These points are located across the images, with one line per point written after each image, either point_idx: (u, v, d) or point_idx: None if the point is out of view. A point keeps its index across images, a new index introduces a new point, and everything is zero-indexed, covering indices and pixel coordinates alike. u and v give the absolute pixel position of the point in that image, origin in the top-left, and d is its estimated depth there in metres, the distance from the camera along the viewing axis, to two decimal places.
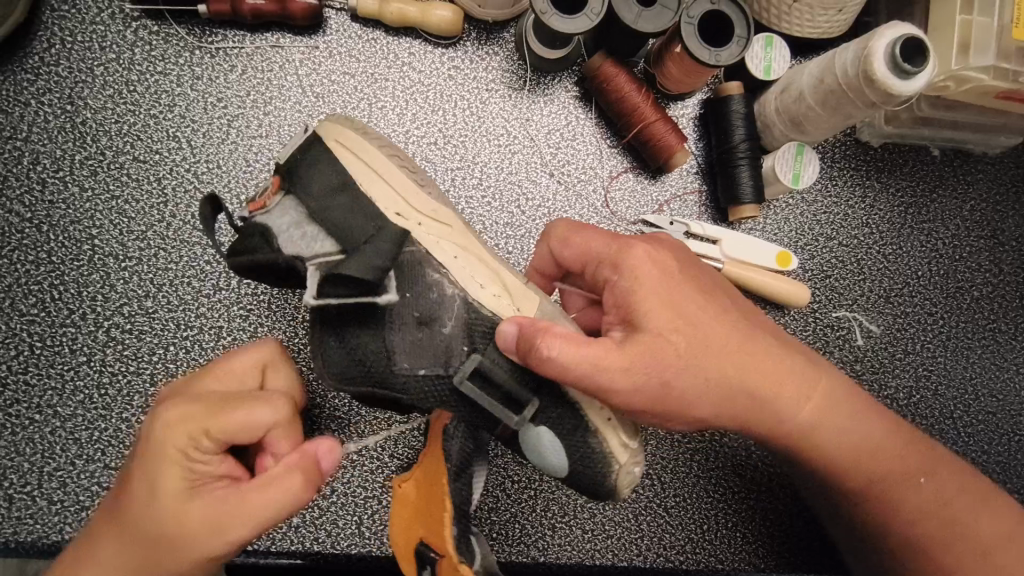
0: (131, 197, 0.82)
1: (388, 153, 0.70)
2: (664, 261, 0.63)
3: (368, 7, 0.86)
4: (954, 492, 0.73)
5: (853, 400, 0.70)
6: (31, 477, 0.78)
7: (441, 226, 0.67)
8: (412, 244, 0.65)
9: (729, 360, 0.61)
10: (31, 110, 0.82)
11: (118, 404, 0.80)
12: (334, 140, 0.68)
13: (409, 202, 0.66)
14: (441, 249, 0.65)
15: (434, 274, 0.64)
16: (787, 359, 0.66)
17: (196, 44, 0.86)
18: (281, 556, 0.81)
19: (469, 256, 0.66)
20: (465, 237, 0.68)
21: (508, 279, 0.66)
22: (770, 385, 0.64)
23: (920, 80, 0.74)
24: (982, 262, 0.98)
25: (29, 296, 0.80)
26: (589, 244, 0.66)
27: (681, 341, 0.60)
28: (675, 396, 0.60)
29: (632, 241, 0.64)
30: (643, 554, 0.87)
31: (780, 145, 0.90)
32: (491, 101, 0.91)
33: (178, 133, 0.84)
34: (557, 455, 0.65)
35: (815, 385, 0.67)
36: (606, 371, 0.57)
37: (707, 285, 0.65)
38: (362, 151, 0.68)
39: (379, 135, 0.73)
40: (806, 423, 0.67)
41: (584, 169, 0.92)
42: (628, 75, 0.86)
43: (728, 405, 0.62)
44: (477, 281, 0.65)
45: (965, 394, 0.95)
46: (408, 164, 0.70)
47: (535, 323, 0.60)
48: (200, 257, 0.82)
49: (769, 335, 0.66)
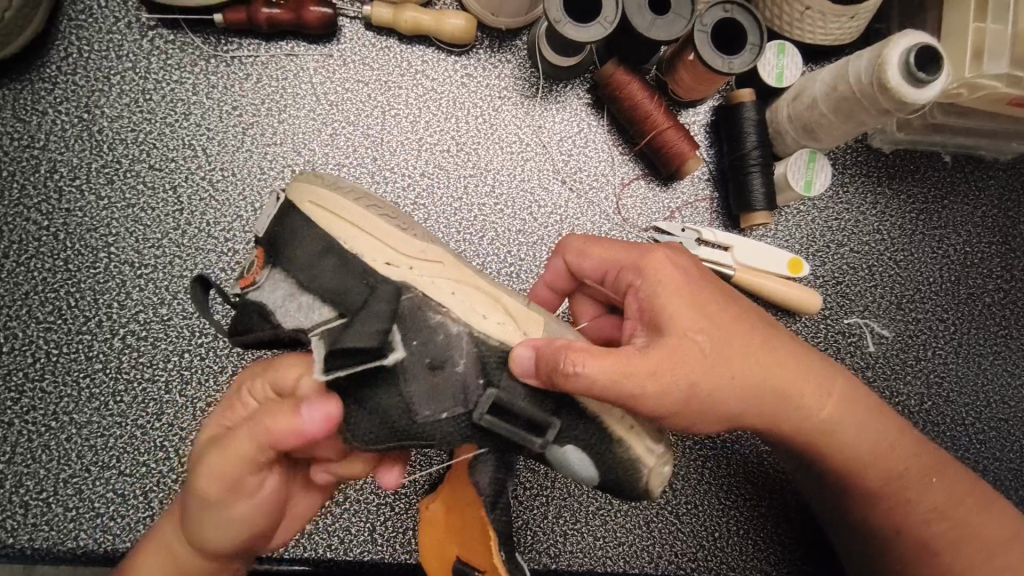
0: (147, 205, 0.83)
1: (365, 204, 0.68)
2: (685, 267, 0.65)
3: (382, 16, 0.86)
4: (963, 496, 0.73)
5: (871, 402, 0.71)
6: (47, 484, 0.78)
7: (433, 265, 0.65)
8: (408, 289, 0.63)
9: (752, 362, 0.62)
10: (48, 119, 0.83)
11: (134, 411, 0.80)
12: (306, 202, 0.66)
13: (395, 248, 0.64)
14: (438, 289, 0.63)
15: (435, 315, 0.62)
16: (807, 360, 0.67)
17: (212, 53, 0.86)
18: (294, 563, 0.81)
19: (469, 290, 0.64)
20: (460, 269, 0.66)
21: (510, 303, 0.65)
22: (792, 385, 0.65)
23: (934, 88, 0.74)
24: (993, 269, 0.98)
25: (45, 304, 0.81)
26: (608, 253, 0.68)
27: (706, 344, 0.60)
28: (703, 398, 0.59)
29: (652, 249, 0.65)
30: (655, 561, 0.87)
31: (792, 152, 0.90)
32: (503, 108, 0.91)
33: (194, 141, 0.85)
34: (583, 464, 0.64)
35: (834, 386, 0.68)
36: (635, 378, 0.56)
37: (727, 289, 0.66)
38: (337, 205, 0.66)
39: (349, 185, 0.70)
40: (827, 424, 0.68)
41: (596, 177, 0.92)
42: (640, 82, 0.87)
43: (753, 405, 0.62)
44: (480, 313, 0.63)
45: (977, 401, 0.95)
46: (387, 210, 0.69)
47: (553, 344, 0.59)
48: (214, 264, 0.83)
49: (788, 336, 0.67)
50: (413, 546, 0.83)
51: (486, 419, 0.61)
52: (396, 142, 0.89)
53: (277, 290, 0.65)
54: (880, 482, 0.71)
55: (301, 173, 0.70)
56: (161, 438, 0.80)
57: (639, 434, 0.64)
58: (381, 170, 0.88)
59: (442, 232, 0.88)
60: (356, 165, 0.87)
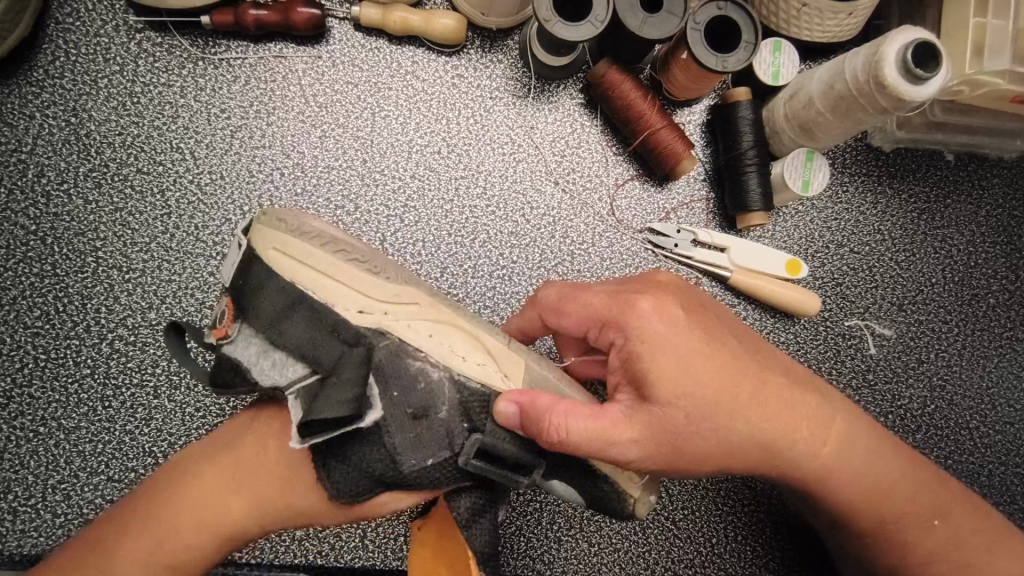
0: (135, 209, 0.83)
1: (332, 247, 0.65)
2: (674, 317, 0.62)
3: (371, 16, 0.85)
4: (966, 535, 0.72)
5: (872, 444, 0.70)
6: (35, 490, 0.78)
7: (408, 308, 0.64)
8: (386, 337, 0.62)
9: (743, 415, 0.61)
10: (36, 123, 0.83)
11: (122, 416, 0.80)
12: (270, 248, 0.64)
13: (369, 295, 0.63)
14: (414, 333, 0.63)
15: (415, 362, 0.62)
16: (801, 408, 0.65)
17: (200, 55, 0.85)
18: (284, 569, 0.80)
19: (448, 330, 0.64)
20: (438, 308, 0.65)
21: (490, 342, 0.65)
22: (784, 436, 0.63)
23: (933, 84, 0.72)
24: (998, 269, 0.96)
25: (33, 309, 0.80)
26: (588, 304, 0.65)
27: (688, 407, 0.59)
28: (683, 457, 0.59)
29: (638, 299, 0.62)
30: (651, 568, 0.86)
31: (789, 151, 0.88)
32: (495, 109, 0.90)
33: (182, 144, 0.84)
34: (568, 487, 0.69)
35: (829, 432, 0.67)
36: (618, 445, 0.58)
37: (720, 334, 0.63)
38: (303, 253, 0.63)
39: (315, 225, 0.67)
40: (822, 465, 0.67)
41: (589, 178, 0.91)
42: (633, 83, 0.85)
43: (739, 458, 0.62)
44: (460, 355, 0.63)
45: (982, 404, 0.93)
46: (356, 250, 0.66)
47: (535, 405, 0.59)
48: (203, 269, 0.82)
49: (786, 382, 0.65)
50: (405, 553, 0.82)
51: (473, 463, 0.61)
52: (386, 144, 0.88)
53: (250, 347, 0.64)
54: (877, 522, 0.71)
55: (259, 211, 0.66)
56: (150, 443, 0.79)
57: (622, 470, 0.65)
58: (370, 172, 0.87)
59: (433, 234, 0.87)
60: (345, 168, 0.86)
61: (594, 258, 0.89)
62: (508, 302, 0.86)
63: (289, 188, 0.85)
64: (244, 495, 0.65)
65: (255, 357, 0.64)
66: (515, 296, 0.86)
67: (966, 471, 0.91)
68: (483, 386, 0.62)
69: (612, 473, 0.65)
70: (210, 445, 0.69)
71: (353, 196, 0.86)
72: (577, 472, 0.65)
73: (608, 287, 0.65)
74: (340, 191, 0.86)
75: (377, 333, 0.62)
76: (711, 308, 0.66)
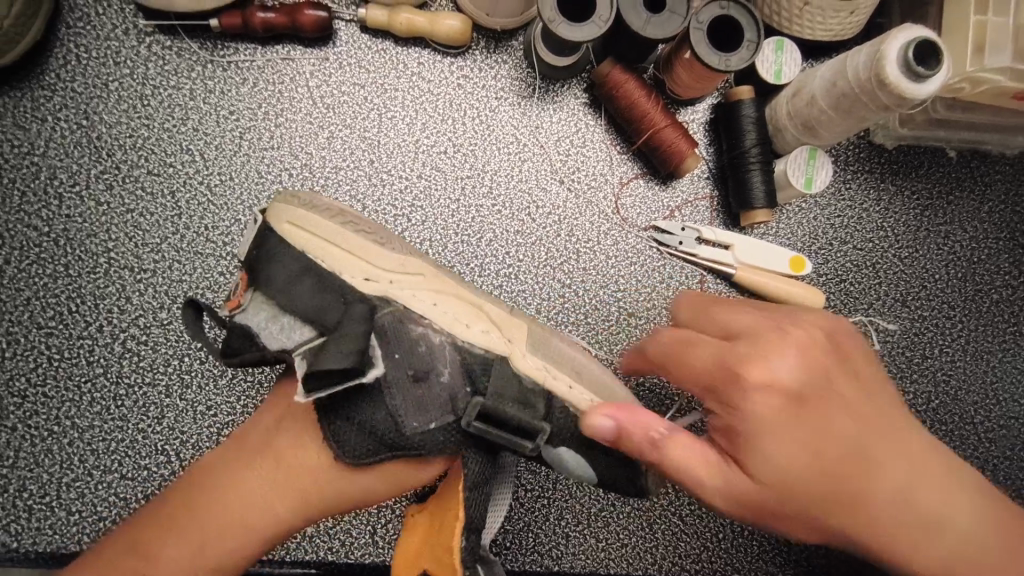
0: (146, 210, 0.84)
1: (344, 222, 0.68)
2: (780, 390, 0.58)
3: (377, 19, 0.86)
4: None
5: (1003, 544, 0.62)
6: (50, 488, 0.79)
7: (413, 278, 0.66)
8: (389, 304, 0.64)
9: (847, 489, 0.57)
10: (48, 126, 0.84)
11: (135, 414, 0.81)
12: (284, 221, 0.67)
13: (375, 265, 0.65)
14: (419, 300, 0.64)
15: (417, 329, 0.63)
16: (916, 491, 0.60)
17: (208, 58, 0.86)
18: (295, 565, 0.81)
19: (451, 300, 0.65)
20: (442, 281, 0.67)
21: (494, 312, 0.66)
22: (892, 517, 0.59)
23: (933, 83, 0.73)
24: (1001, 264, 0.96)
25: (47, 309, 0.82)
26: (700, 356, 0.63)
27: (784, 476, 0.56)
28: (767, 519, 0.57)
29: (745, 367, 0.59)
30: (658, 563, 0.87)
31: (793, 148, 0.89)
32: (500, 109, 0.91)
33: (192, 146, 0.85)
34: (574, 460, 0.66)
35: (948, 523, 0.60)
36: (706, 492, 0.58)
37: (834, 406, 0.59)
38: (316, 224, 0.67)
39: (327, 203, 0.71)
40: (938, 559, 0.61)
41: (595, 177, 0.92)
42: (637, 81, 0.86)
43: (836, 532, 0.59)
44: (464, 323, 0.64)
45: (986, 399, 0.94)
46: (366, 228, 0.69)
47: (637, 424, 0.60)
48: (213, 269, 0.83)
49: (903, 460, 0.60)
50: None
51: (476, 425, 0.61)
52: (393, 145, 0.89)
53: (260, 313, 0.65)
54: None
55: (281, 193, 0.71)
56: (162, 441, 0.80)
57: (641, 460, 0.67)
58: (378, 173, 0.88)
59: (440, 233, 0.88)
60: (353, 168, 0.87)
61: (599, 256, 0.90)
62: (514, 301, 0.87)
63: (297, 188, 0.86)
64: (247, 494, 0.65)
65: (259, 332, 0.65)
66: (521, 294, 0.88)
67: (970, 466, 0.92)
68: (487, 352, 0.64)
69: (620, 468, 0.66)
70: (225, 452, 0.68)
71: (361, 196, 0.87)
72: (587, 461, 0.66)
73: (724, 341, 0.62)
74: (347, 192, 0.87)
75: (381, 300, 0.63)
76: (834, 373, 0.61)
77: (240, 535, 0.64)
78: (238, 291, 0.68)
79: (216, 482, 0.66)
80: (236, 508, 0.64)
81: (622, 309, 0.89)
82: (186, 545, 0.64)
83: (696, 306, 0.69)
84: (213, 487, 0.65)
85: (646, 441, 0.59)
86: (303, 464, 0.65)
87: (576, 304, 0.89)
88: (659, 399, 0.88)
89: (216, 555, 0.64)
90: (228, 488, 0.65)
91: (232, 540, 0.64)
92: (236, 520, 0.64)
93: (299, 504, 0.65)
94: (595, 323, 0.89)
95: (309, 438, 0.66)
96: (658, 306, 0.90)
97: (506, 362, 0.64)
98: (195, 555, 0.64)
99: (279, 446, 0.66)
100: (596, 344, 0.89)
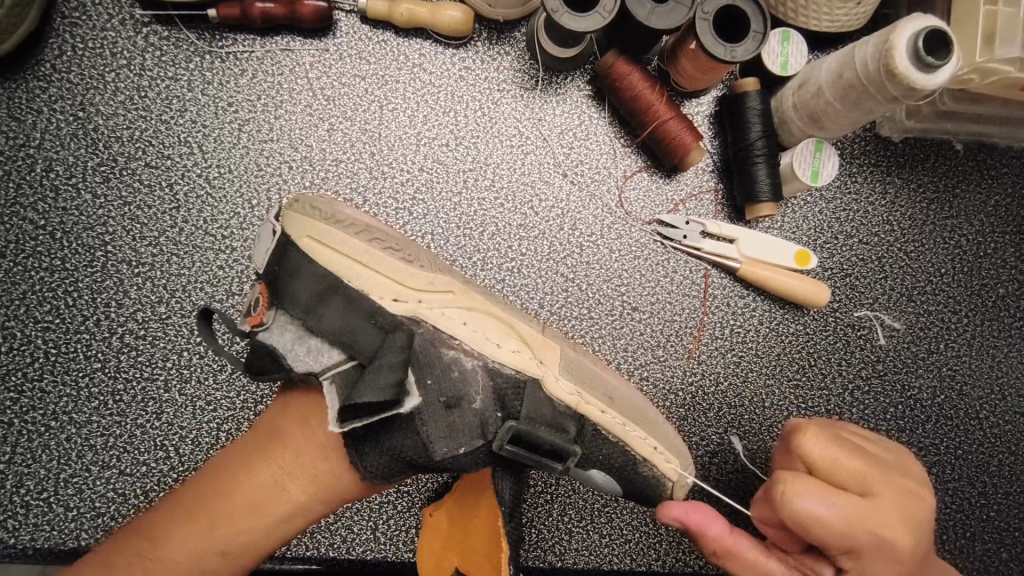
0: (144, 203, 0.83)
1: (368, 238, 0.68)
2: (909, 562, 0.60)
3: (378, 9, 0.85)
4: None
5: None
6: (47, 484, 0.78)
7: (442, 296, 0.66)
8: (420, 324, 0.64)
9: None
10: (44, 117, 0.83)
11: (133, 410, 0.80)
12: (307, 237, 0.66)
13: (406, 285, 0.66)
14: (452, 320, 0.65)
15: (448, 349, 0.63)
16: None
17: (206, 49, 0.85)
18: (296, 562, 0.80)
19: (480, 319, 0.66)
20: (469, 297, 0.68)
21: (522, 331, 0.68)
22: None
23: (944, 72, 0.72)
24: (1007, 258, 0.95)
25: (44, 304, 0.81)
26: (835, 514, 0.58)
27: None
28: None
29: (892, 533, 0.59)
30: (662, 559, 0.86)
31: (798, 141, 0.88)
32: (503, 101, 0.90)
33: (190, 138, 0.84)
34: (605, 479, 0.69)
35: None
36: None
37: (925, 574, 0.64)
38: (339, 242, 0.66)
39: (346, 216, 0.70)
40: None
41: (598, 169, 0.90)
42: (641, 73, 0.85)
43: None
44: (494, 342, 0.65)
45: (992, 394, 0.93)
46: (390, 242, 0.69)
47: (700, 526, 0.64)
48: (212, 262, 0.82)
49: None
50: (416, 545, 0.82)
51: (508, 449, 0.62)
52: (394, 137, 0.87)
53: (285, 333, 0.64)
54: None
55: (295, 201, 0.70)
56: (160, 437, 0.79)
57: (662, 456, 0.68)
58: (379, 165, 0.87)
59: (441, 227, 0.87)
60: (354, 161, 0.86)
61: (603, 250, 0.89)
62: (516, 295, 0.87)
63: (297, 182, 0.85)
64: (251, 484, 0.63)
65: (286, 354, 0.63)
66: (524, 288, 0.87)
67: (976, 461, 0.92)
68: (519, 372, 0.64)
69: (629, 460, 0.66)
70: (240, 444, 0.66)
71: (362, 189, 0.86)
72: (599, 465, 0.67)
73: (865, 502, 0.60)
74: (349, 185, 0.86)
75: (413, 321, 0.64)
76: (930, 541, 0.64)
77: (264, 527, 0.63)
78: (257, 308, 0.65)
79: (235, 473, 0.63)
80: (250, 502, 0.62)
81: (625, 303, 0.89)
82: (208, 539, 0.62)
83: (832, 447, 0.63)
84: (231, 478, 0.63)
85: (712, 546, 0.64)
86: (326, 454, 0.63)
87: (579, 297, 0.88)
88: (663, 395, 0.87)
89: (239, 547, 0.63)
90: (248, 479, 0.63)
91: (255, 532, 0.63)
92: (239, 510, 0.62)
93: (306, 490, 0.63)
94: (599, 318, 0.88)
95: (315, 418, 0.64)
96: (662, 300, 0.89)
97: (537, 382, 0.65)
98: (216, 547, 0.62)
99: (300, 436, 0.64)
100: (600, 338, 0.88)
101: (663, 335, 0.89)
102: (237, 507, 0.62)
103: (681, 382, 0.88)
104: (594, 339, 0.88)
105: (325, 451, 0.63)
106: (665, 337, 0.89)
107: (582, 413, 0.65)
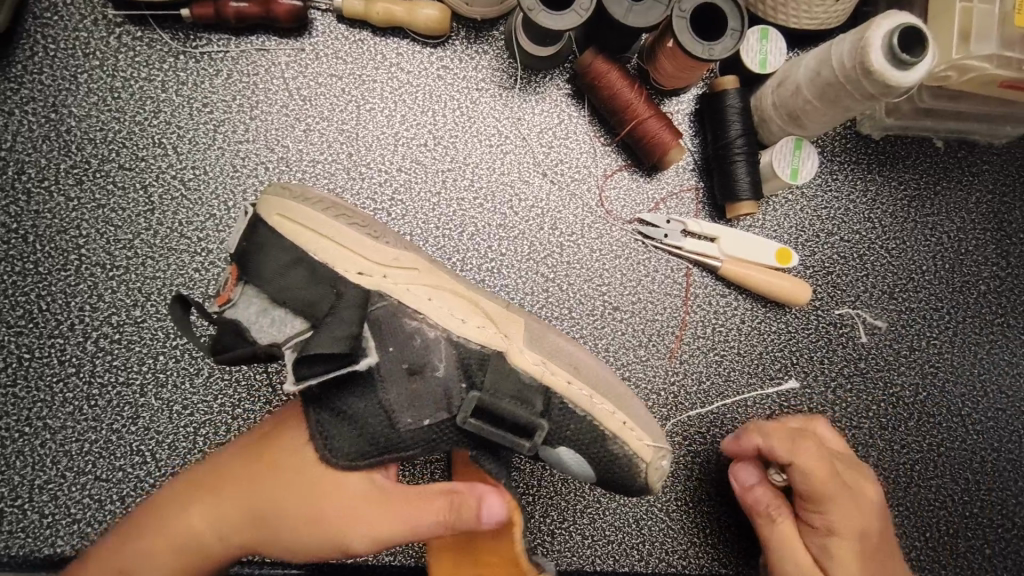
0: (118, 206, 0.82)
1: (337, 215, 0.68)
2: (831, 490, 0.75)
3: (354, 7, 0.84)
4: None
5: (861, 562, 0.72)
6: (21, 491, 0.77)
7: (408, 273, 0.66)
8: (383, 297, 0.64)
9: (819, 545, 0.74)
10: (16, 119, 0.82)
11: (108, 415, 0.79)
12: (276, 215, 0.66)
13: (370, 260, 0.65)
14: (414, 295, 0.64)
15: (411, 322, 0.63)
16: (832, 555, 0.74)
17: (181, 49, 0.84)
18: (274, 567, 0.80)
19: (445, 294, 0.66)
20: (435, 276, 0.67)
21: (488, 307, 0.67)
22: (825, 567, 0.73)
23: (920, 68, 0.72)
24: (989, 255, 0.95)
25: (16, 308, 0.80)
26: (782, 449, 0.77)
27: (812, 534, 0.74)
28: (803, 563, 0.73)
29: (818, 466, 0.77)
30: (645, 560, 0.85)
31: (778, 139, 0.88)
32: (481, 101, 0.89)
33: (165, 140, 0.83)
34: (577, 460, 0.67)
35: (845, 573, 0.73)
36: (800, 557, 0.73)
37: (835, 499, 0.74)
38: (309, 218, 0.66)
39: (319, 195, 0.70)
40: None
41: (578, 169, 0.90)
42: (619, 70, 0.84)
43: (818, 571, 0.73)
44: (458, 317, 0.64)
45: (974, 391, 0.93)
46: (359, 219, 0.69)
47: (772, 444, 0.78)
48: (188, 265, 0.81)
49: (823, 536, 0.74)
50: (396, 549, 0.81)
51: (471, 422, 0.61)
52: (372, 137, 0.87)
53: (251, 307, 0.64)
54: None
55: (271, 185, 0.70)
56: (137, 442, 0.79)
57: (631, 430, 0.66)
58: (357, 166, 0.86)
59: (420, 228, 0.86)
60: (331, 161, 0.85)
61: (583, 250, 0.89)
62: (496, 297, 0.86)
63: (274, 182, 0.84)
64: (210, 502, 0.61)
65: (250, 327, 0.63)
66: (504, 289, 0.86)
67: (958, 458, 0.92)
68: (483, 347, 0.63)
69: (609, 460, 0.66)
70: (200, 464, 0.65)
71: (340, 189, 0.85)
72: (567, 442, 0.65)
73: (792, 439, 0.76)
74: (326, 186, 0.85)
75: (375, 294, 0.64)
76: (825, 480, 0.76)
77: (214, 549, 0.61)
78: (229, 286, 0.67)
79: (192, 495, 0.62)
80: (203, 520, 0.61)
81: (607, 303, 0.88)
82: (150, 553, 0.61)
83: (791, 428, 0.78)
84: (187, 500, 0.62)
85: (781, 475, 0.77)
86: (286, 478, 0.61)
87: (560, 298, 0.88)
88: (645, 394, 0.87)
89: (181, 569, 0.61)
90: (202, 501, 0.61)
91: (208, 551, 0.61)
92: (195, 526, 0.61)
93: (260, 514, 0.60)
94: (579, 318, 0.88)
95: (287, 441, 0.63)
96: (644, 300, 0.89)
97: (502, 357, 0.63)
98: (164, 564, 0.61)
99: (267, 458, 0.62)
100: (581, 339, 0.87)
101: (644, 334, 0.88)
102: (186, 527, 0.61)
103: (663, 381, 0.88)
104: (574, 339, 0.87)
105: (286, 474, 0.61)
106: (647, 337, 0.88)
107: (547, 387, 0.64)
